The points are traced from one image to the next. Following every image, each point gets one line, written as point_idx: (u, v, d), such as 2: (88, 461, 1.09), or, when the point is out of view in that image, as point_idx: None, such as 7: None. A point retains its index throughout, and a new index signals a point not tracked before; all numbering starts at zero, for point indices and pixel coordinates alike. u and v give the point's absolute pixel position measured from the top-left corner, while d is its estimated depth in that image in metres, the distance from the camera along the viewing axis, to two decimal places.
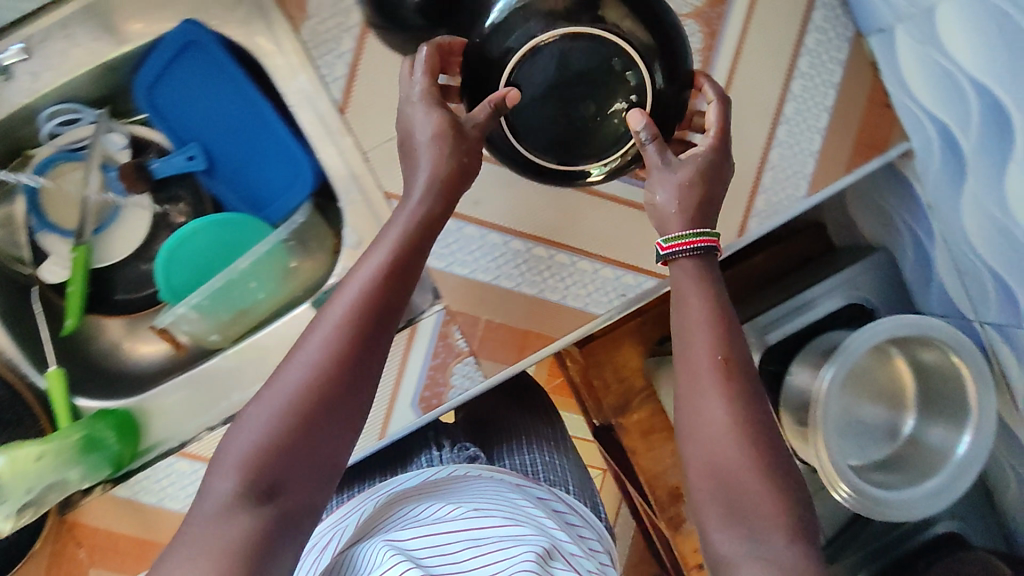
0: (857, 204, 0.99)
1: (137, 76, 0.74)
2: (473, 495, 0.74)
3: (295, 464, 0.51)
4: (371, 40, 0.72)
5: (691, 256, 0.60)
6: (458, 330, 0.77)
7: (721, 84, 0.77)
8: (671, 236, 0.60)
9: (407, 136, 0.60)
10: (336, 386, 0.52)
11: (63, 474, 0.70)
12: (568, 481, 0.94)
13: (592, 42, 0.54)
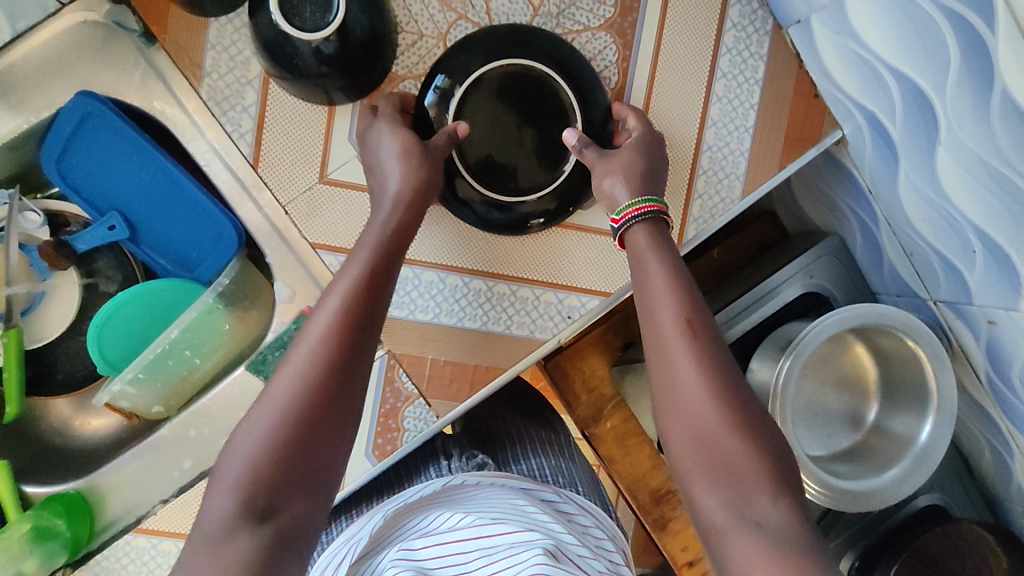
0: (803, 192, 0.98)
1: (45, 150, 0.72)
2: (485, 498, 0.72)
3: (290, 480, 0.50)
4: (276, 89, 0.70)
5: (641, 222, 0.65)
6: (404, 372, 0.75)
7: (643, 93, 0.76)
8: (621, 207, 0.66)
9: (375, 161, 0.67)
10: (325, 398, 0.53)
11: (17, 566, 0.68)
12: (577, 484, 0.89)
13: (522, 77, 0.70)
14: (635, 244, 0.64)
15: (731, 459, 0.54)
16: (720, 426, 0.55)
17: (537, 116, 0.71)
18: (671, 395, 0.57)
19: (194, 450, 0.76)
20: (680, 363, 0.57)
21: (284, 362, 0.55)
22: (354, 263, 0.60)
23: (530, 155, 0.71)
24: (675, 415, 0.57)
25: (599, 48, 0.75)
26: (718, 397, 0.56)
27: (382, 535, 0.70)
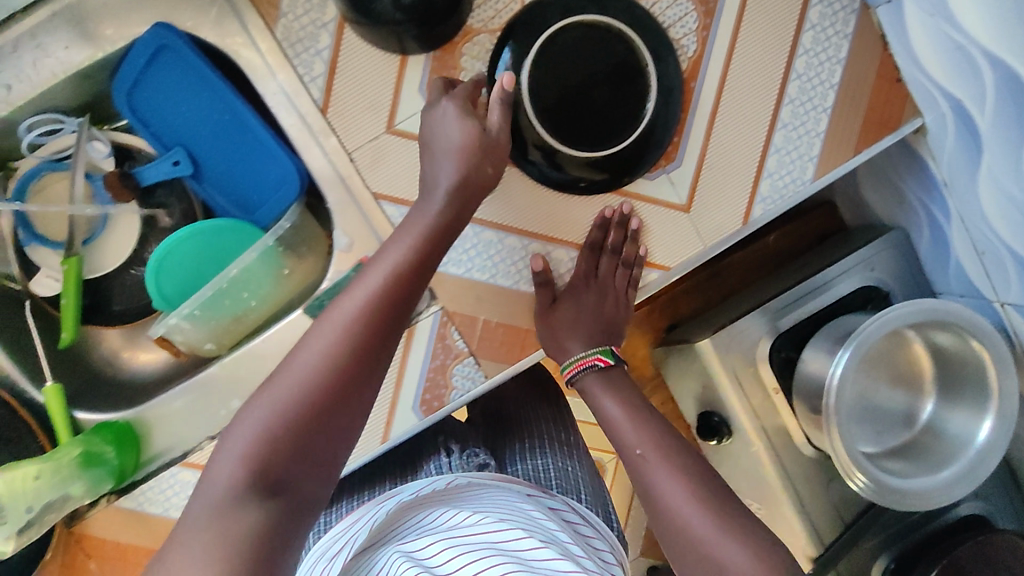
0: (869, 182, 0.95)
1: (116, 81, 0.72)
2: (488, 494, 0.74)
3: (295, 463, 0.50)
4: (350, 35, 0.70)
5: (588, 373, 0.75)
6: (456, 330, 0.74)
7: (721, 64, 0.73)
8: (566, 361, 0.76)
9: (433, 138, 0.66)
10: (343, 384, 0.53)
11: (65, 491, 0.67)
12: (578, 492, 0.88)
13: (600, 31, 0.71)
14: (591, 391, 0.75)
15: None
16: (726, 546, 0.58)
17: (614, 74, 0.71)
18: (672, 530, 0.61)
19: (246, 388, 0.76)
20: (678, 498, 0.62)
21: (305, 340, 0.55)
22: (389, 251, 0.60)
23: (606, 112, 0.71)
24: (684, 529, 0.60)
25: (678, 15, 0.72)
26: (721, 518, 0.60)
27: (386, 525, 0.71)
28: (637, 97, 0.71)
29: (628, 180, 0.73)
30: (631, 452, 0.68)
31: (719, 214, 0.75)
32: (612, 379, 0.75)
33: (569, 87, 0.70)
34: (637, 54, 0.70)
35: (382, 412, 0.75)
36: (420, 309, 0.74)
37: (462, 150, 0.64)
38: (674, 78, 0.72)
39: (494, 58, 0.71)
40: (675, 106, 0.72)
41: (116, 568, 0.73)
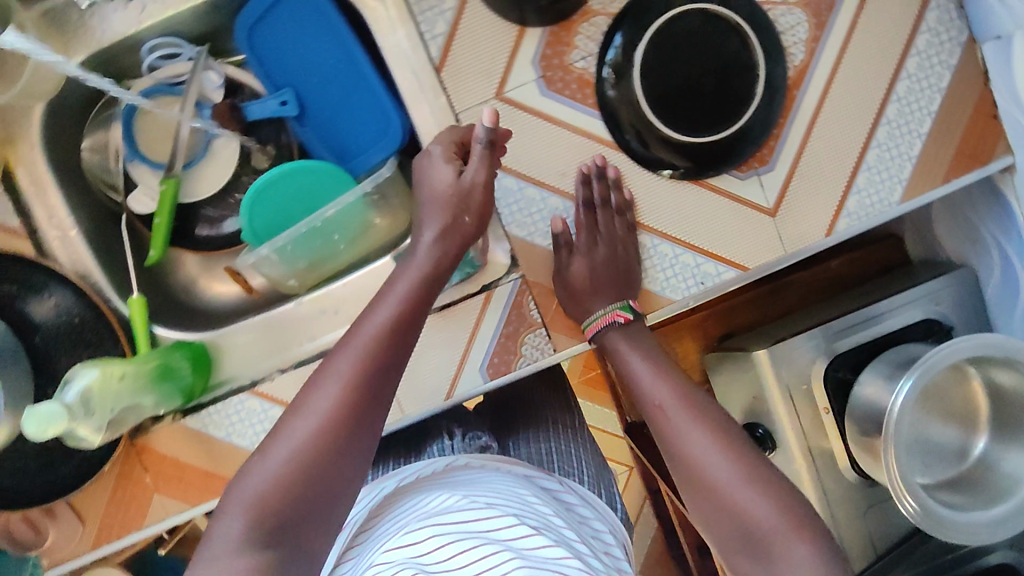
0: (944, 221, 0.95)
1: (250, 6, 0.75)
2: (488, 479, 0.69)
3: (301, 512, 0.52)
4: (475, 1, 0.72)
5: (611, 328, 0.73)
6: (533, 300, 0.76)
7: (825, 79, 0.74)
8: (586, 322, 0.74)
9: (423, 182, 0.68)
10: (342, 433, 0.54)
11: (141, 398, 0.67)
12: (584, 473, 0.83)
13: (719, 24, 0.72)
14: (614, 347, 0.73)
15: (761, 544, 0.56)
16: (756, 501, 0.57)
17: (725, 66, 0.72)
18: (694, 486, 0.60)
19: (321, 328, 0.77)
20: (700, 447, 0.60)
21: (297, 402, 0.56)
22: (382, 304, 0.61)
23: (712, 103, 0.73)
24: (709, 487, 0.59)
25: (790, 24, 0.74)
26: (746, 470, 0.58)
27: (382, 513, 0.68)
28: (743, 95, 0.73)
29: (713, 173, 0.73)
30: (649, 405, 0.66)
31: (804, 222, 0.75)
32: (633, 336, 0.73)
33: (680, 73, 0.72)
34: (750, 52, 0.72)
35: (449, 370, 0.76)
36: (502, 274, 0.75)
37: (439, 200, 0.66)
38: (779, 83, 0.73)
39: (604, 42, 0.73)
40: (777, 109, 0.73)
41: (172, 485, 0.75)
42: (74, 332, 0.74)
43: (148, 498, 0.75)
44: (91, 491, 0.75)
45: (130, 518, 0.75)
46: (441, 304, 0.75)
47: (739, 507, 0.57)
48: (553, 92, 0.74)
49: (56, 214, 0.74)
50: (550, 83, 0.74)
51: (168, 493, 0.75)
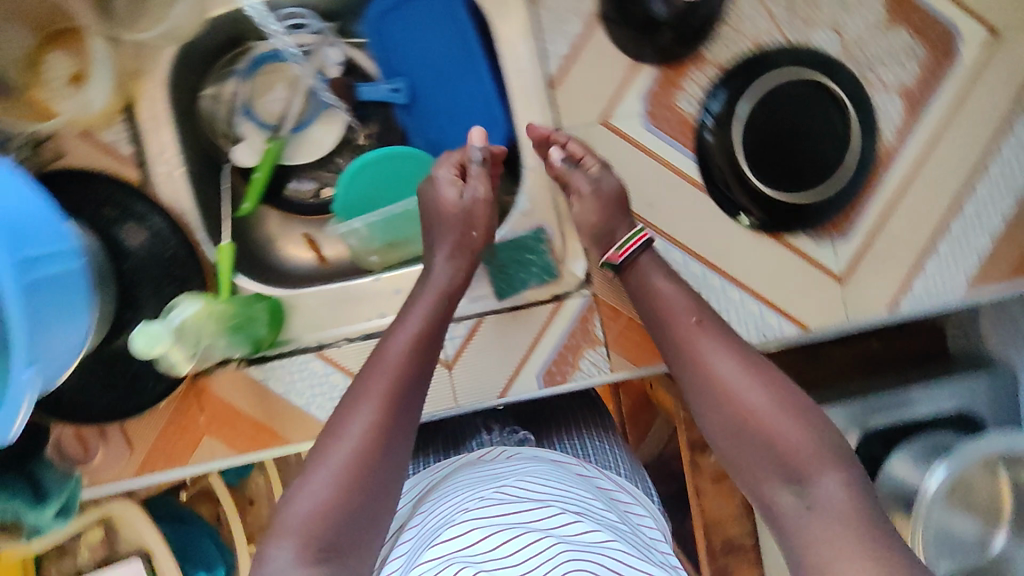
0: (992, 321, 0.96)
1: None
2: (527, 471, 0.71)
3: (348, 527, 0.57)
4: (599, 30, 0.77)
5: (644, 253, 0.73)
6: (599, 318, 0.78)
7: (909, 164, 0.77)
8: (621, 242, 0.73)
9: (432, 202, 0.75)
10: (371, 453, 0.60)
11: (221, 339, 0.72)
12: (619, 464, 0.83)
13: (820, 93, 0.76)
14: (644, 274, 0.72)
15: (797, 466, 0.61)
16: (791, 426, 0.62)
17: (820, 131, 0.76)
18: (726, 407, 0.64)
19: (392, 306, 0.80)
20: (733, 372, 0.65)
21: (334, 426, 0.63)
22: (404, 327, 0.69)
23: (803, 165, 0.76)
24: (743, 412, 0.63)
25: (886, 107, 0.77)
26: (778, 399, 0.63)
27: (415, 515, 0.71)
28: (832, 162, 0.76)
29: (788, 231, 0.77)
30: (688, 320, 0.68)
31: (869, 294, 0.78)
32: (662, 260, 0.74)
33: (776, 131, 0.76)
34: (846, 123, 0.76)
35: (507, 370, 0.78)
36: (573, 288, 0.79)
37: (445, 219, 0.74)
38: (868, 158, 0.77)
39: (707, 96, 0.77)
40: (859, 183, 0.77)
41: (222, 429, 0.78)
42: (163, 266, 0.77)
43: (198, 437, 0.78)
44: (145, 420, 0.77)
45: (177, 452, 0.78)
46: (512, 304, 0.79)
47: (772, 430, 0.62)
48: (655, 127, 0.77)
49: (166, 152, 0.77)
50: (653, 118, 0.77)
51: (218, 437, 0.78)
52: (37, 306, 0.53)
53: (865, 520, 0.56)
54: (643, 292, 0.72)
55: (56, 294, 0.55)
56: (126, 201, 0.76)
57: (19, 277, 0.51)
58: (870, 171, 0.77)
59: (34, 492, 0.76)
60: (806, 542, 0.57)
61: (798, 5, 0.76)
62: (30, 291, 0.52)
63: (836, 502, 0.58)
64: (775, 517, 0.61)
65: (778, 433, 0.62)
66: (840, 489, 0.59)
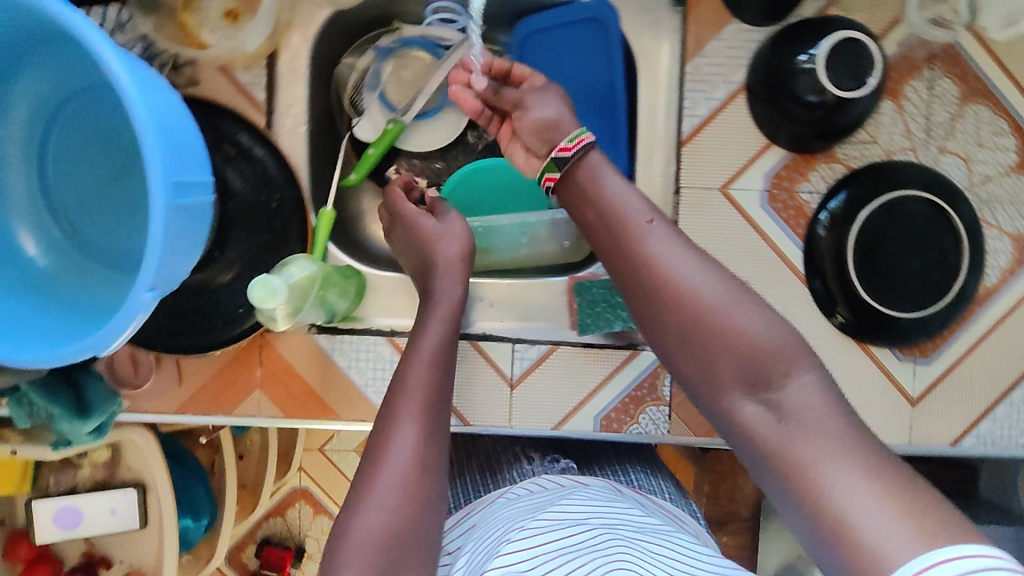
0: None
1: (541, 13, 0.82)
2: (568, 498, 0.71)
3: (407, 535, 0.57)
4: (741, 102, 0.77)
5: (588, 149, 0.67)
6: (669, 377, 0.78)
7: (1003, 309, 0.79)
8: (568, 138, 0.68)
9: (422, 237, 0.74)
10: (424, 462, 0.60)
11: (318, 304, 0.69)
12: (663, 487, 0.86)
13: (940, 218, 0.75)
14: (594, 170, 0.67)
15: (763, 368, 0.55)
16: (749, 319, 0.57)
17: (931, 254, 0.76)
18: (678, 310, 0.59)
19: (472, 311, 0.80)
20: (688, 272, 0.60)
21: (369, 461, 0.60)
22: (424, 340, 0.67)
23: (907, 285, 0.76)
24: (701, 318, 0.58)
25: (993, 251, 0.78)
26: (732, 296, 0.59)
27: (457, 552, 0.70)
28: (937, 288, 0.76)
29: (874, 342, 0.78)
30: (640, 221, 0.63)
31: (937, 423, 0.79)
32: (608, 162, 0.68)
33: (890, 245, 0.76)
34: (957, 253, 0.76)
35: (567, 404, 0.78)
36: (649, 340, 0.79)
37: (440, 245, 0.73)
38: (968, 293, 0.77)
39: (825, 195, 0.78)
40: (953, 315, 0.78)
41: (275, 386, 0.77)
42: (264, 216, 0.77)
43: (250, 390, 0.77)
44: (199, 361, 0.76)
45: (222, 399, 0.77)
46: (588, 342, 0.79)
47: (735, 328, 0.57)
48: (771, 209, 0.78)
49: (294, 106, 0.76)
50: (772, 199, 0.78)
51: (268, 393, 0.77)
52: (172, 229, 0.52)
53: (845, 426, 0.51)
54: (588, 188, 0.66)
55: (187, 224, 0.55)
56: (245, 143, 0.76)
57: (167, 198, 0.51)
58: (966, 308, 0.78)
59: (77, 402, 0.73)
60: (790, 453, 0.51)
61: (935, 129, 0.77)
62: (172, 213, 0.52)
63: (809, 407, 0.52)
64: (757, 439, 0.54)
65: (738, 331, 0.57)
66: (813, 386, 0.54)
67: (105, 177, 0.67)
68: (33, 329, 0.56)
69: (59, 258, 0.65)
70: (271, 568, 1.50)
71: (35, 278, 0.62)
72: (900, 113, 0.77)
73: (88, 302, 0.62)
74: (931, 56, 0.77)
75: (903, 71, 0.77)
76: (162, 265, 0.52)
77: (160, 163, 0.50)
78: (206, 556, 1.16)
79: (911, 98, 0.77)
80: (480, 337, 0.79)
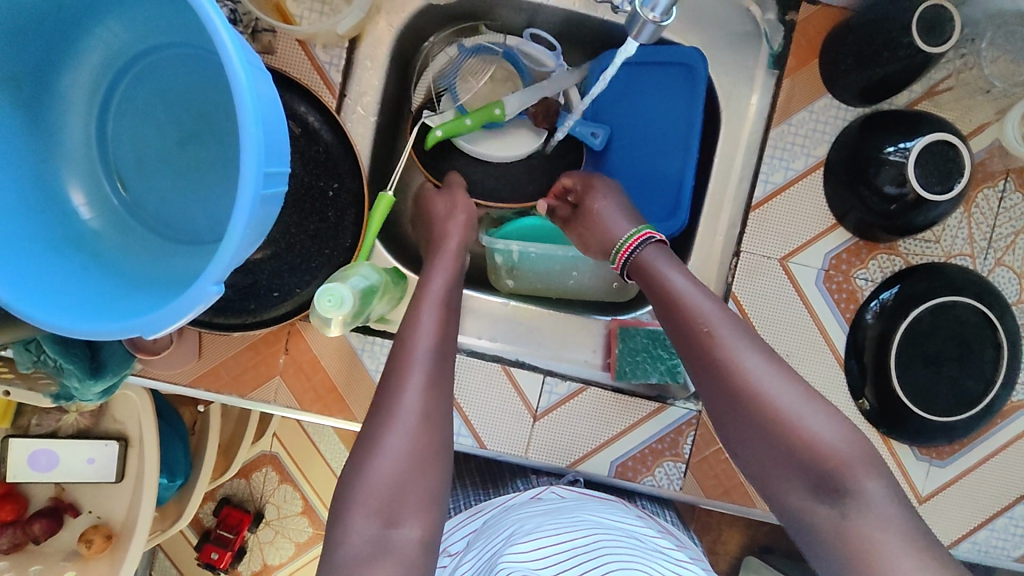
0: None
1: (641, 47, 0.80)
2: (568, 510, 0.72)
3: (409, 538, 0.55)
4: (817, 176, 0.77)
5: (650, 242, 0.69)
6: (692, 436, 0.77)
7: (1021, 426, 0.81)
8: (618, 247, 0.71)
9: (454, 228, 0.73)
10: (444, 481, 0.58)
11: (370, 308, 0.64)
12: (665, 514, 0.89)
13: (986, 328, 0.75)
14: (651, 259, 0.68)
15: (831, 474, 0.53)
16: (819, 424, 0.55)
17: (966, 361, 0.76)
18: (745, 411, 0.57)
19: (506, 335, 0.80)
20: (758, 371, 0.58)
21: (368, 445, 0.57)
22: (423, 321, 0.64)
23: (939, 387, 0.76)
24: (769, 420, 0.56)
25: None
26: (803, 396, 0.57)
27: (459, 556, 0.69)
28: (966, 396, 0.76)
29: (895, 434, 0.78)
30: (699, 329, 0.61)
31: (940, 525, 0.80)
32: (661, 251, 0.69)
33: (932, 346, 0.75)
34: (994, 365, 0.76)
35: (588, 444, 0.77)
36: (679, 397, 0.78)
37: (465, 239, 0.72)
38: (997, 405, 0.78)
39: (878, 287, 0.78)
40: (978, 425, 0.78)
41: (297, 377, 0.74)
42: (319, 202, 0.73)
43: (270, 375, 0.74)
44: (220, 339, 0.74)
45: (239, 380, 0.74)
46: (619, 387, 0.78)
47: (805, 434, 0.55)
48: (826, 289, 0.77)
49: (367, 95, 0.75)
50: (827, 279, 0.77)
51: (289, 382, 0.74)
52: (253, 222, 0.50)
53: (909, 531, 0.50)
54: (654, 281, 0.67)
55: (266, 215, 0.51)
56: (312, 124, 0.71)
57: (256, 189, 0.48)
58: (990, 419, 0.79)
59: (91, 359, 0.70)
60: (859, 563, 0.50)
61: (997, 241, 0.78)
62: (257, 205, 0.49)
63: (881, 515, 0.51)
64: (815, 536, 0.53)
65: (807, 437, 0.55)
66: (884, 493, 0.52)
67: (170, 140, 0.63)
68: (79, 295, 0.53)
69: (105, 216, 0.62)
70: (228, 529, 1.47)
71: (78, 234, 0.59)
72: (968, 218, 0.77)
73: (130, 271, 0.58)
74: (1008, 168, 0.77)
75: (979, 178, 0.77)
76: (233, 257, 0.49)
77: (256, 155, 0.47)
78: (173, 516, 1.12)
79: (981, 206, 0.77)
80: (512, 362, 0.77)
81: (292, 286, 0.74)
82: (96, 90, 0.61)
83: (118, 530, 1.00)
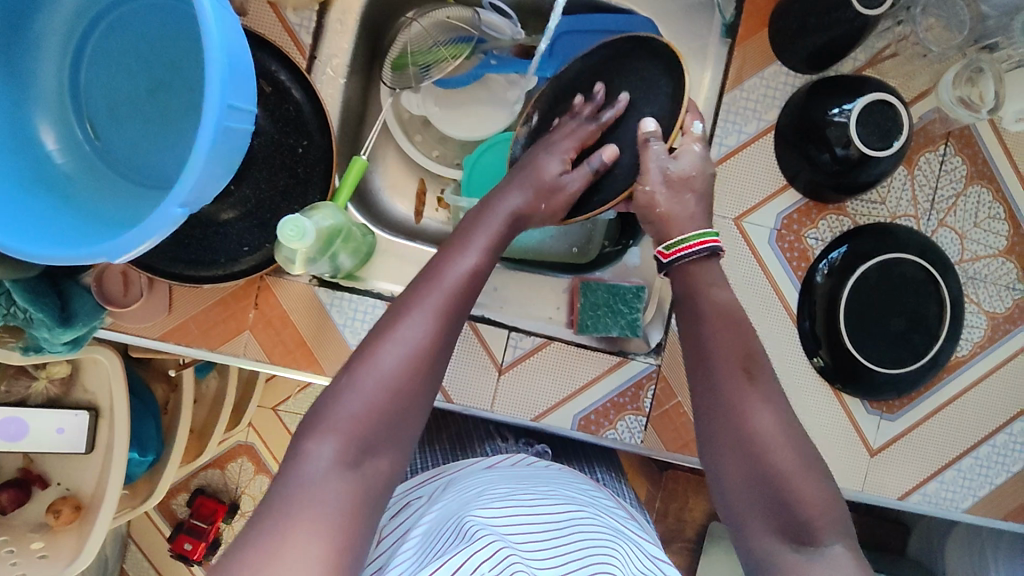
0: (959, 549, 1.02)
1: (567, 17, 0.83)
2: (535, 480, 0.73)
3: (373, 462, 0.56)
4: (769, 140, 0.80)
5: (695, 258, 0.66)
6: (652, 390, 0.79)
7: (967, 380, 0.84)
8: (675, 241, 0.67)
9: None
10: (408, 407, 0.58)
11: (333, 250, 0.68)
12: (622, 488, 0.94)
13: (931, 289, 0.79)
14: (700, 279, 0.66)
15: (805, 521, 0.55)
16: (813, 489, 0.57)
17: (914, 318, 0.79)
18: (748, 453, 0.58)
19: None
20: (769, 428, 0.58)
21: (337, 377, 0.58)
22: None
23: (887, 343, 0.79)
24: (762, 451, 0.58)
25: (970, 324, 0.83)
26: (804, 458, 0.58)
27: (425, 508, 0.71)
28: (914, 351, 0.79)
29: (843, 387, 0.81)
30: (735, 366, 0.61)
31: (891, 477, 0.83)
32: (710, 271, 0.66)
33: (881, 306, 0.78)
34: (937, 326, 0.80)
35: (552, 399, 0.79)
36: (640, 352, 0.80)
37: None
38: (943, 358, 0.81)
39: (828, 247, 0.81)
40: (926, 379, 0.81)
41: (266, 332, 0.76)
42: (289, 158, 0.75)
43: (239, 331, 0.76)
44: (188, 293, 0.75)
45: (209, 335, 0.76)
46: (581, 342, 0.80)
47: (796, 484, 0.56)
48: (778, 247, 0.81)
49: (337, 57, 0.77)
50: (780, 238, 0.81)
51: (258, 337, 0.76)
52: (218, 149, 0.51)
53: None
54: (688, 301, 0.65)
55: (231, 148, 0.53)
56: (283, 83, 0.74)
57: (221, 116, 0.50)
58: (938, 372, 0.82)
59: (61, 309, 0.71)
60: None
61: (940, 202, 0.82)
62: (222, 132, 0.51)
63: None
64: (766, 566, 0.56)
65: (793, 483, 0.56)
66: None
67: (141, 88, 0.65)
68: (43, 224, 0.54)
69: (77, 160, 0.63)
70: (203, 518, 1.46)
71: (48, 175, 0.60)
72: (911, 179, 0.81)
73: (99, 211, 0.60)
74: (948, 132, 0.81)
75: (921, 141, 0.81)
76: (197, 182, 0.51)
77: (220, 82, 0.49)
78: (143, 493, 1.12)
79: (924, 168, 0.81)
80: (478, 319, 0.80)
81: (262, 241, 0.75)
82: (70, 41, 0.63)
83: (87, 501, 0.99)
